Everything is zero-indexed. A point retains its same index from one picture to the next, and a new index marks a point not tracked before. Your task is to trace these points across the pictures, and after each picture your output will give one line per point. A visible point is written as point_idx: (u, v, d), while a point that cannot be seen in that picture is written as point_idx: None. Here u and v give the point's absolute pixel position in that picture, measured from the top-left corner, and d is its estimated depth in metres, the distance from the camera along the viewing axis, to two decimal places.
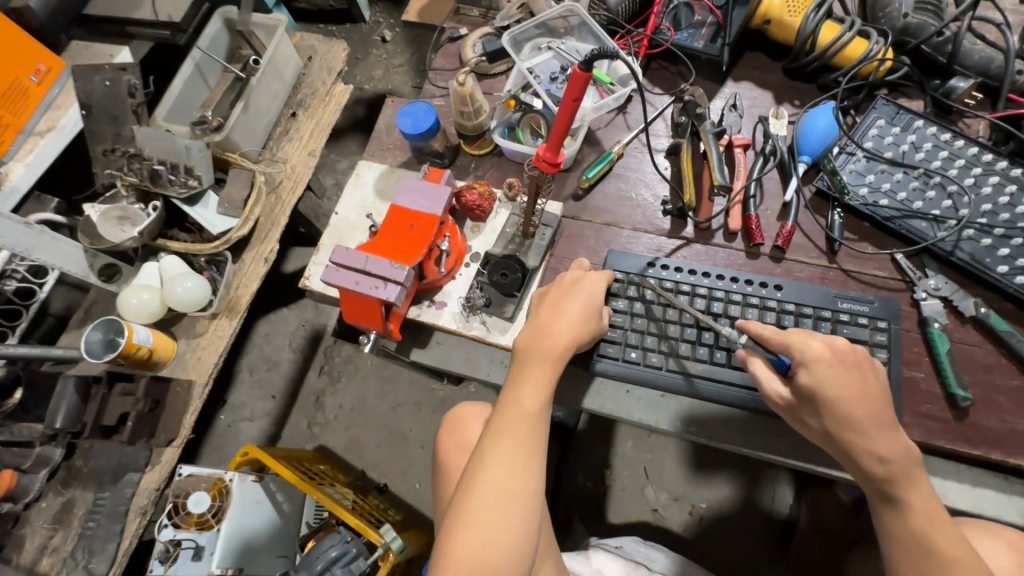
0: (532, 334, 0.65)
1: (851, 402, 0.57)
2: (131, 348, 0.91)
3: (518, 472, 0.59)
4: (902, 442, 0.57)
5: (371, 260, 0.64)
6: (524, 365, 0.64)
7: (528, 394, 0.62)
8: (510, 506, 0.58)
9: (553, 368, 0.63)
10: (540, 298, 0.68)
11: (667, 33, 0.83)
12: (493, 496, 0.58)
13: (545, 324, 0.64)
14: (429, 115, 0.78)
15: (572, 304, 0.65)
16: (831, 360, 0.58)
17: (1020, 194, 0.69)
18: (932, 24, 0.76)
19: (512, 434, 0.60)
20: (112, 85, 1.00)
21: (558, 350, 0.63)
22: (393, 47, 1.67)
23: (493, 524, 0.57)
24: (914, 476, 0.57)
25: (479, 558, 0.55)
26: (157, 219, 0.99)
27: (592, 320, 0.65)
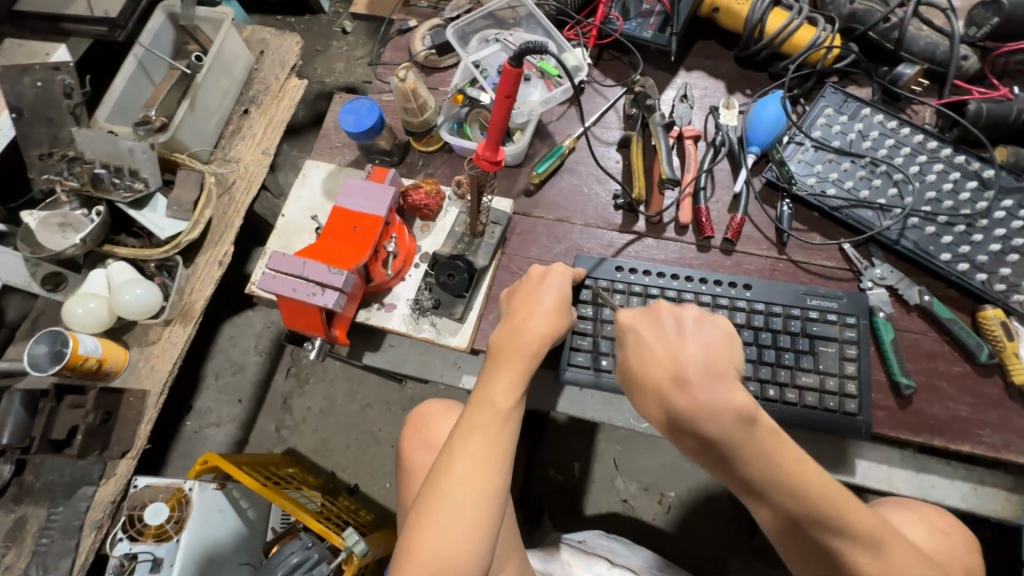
0: (505, 332, 0.62)
1: (652, 367, 0.53)
2: (77, 359, 0.89)
3: (482, 474, 0.55)
4: (728, 407, 0.50)
5: (308, 266, 0.61)
6: (498, 363, 0.60)
7: (501, 393, 0.59)
8: (476, 506, 0.54)
9: (528, 367, 0.60)
10: (512, 295, 0.66)
11: (616, 23, 0.82)
12: (461, 497, 0.54)
13: (518, 322, 0.62)
14: (373, 112, 0.76)
15: (544, 298, 0.63)
16: (635, 327, 0.56)
17: (963, 181, 0.69)
18: (878, 10, 0.75)
19: (478, 436, 0.57)
20: (45, 85, 0.96)
21: (532, 349, 0.60)
22: (354, 38, 1.63)
23: (457, 525, 0.54)
24: (749, 442, 0.49)
25: (440, 560, 0.53)
26: (101, 224, 0.96)
27: (565, 311, 0.64)
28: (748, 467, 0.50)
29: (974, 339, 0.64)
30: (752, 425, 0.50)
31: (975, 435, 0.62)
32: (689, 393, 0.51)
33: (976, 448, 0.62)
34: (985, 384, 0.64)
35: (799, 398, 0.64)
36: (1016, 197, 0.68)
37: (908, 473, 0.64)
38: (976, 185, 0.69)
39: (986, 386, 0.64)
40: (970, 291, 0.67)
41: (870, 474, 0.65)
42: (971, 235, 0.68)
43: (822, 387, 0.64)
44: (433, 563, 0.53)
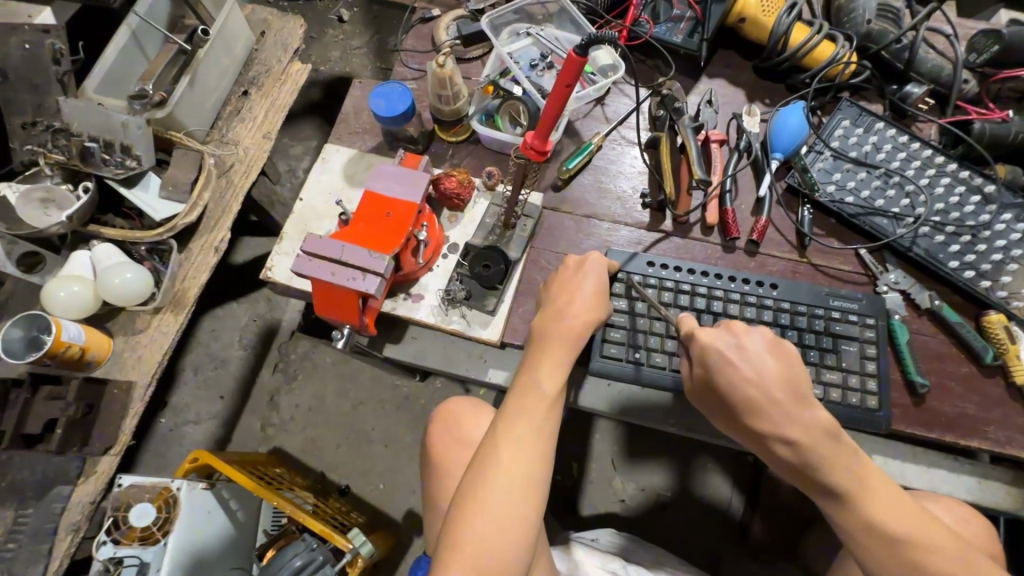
0: (547, 317, 0.61)
1: (742, 382, 0.57)
2: (59, 346, 0.81)
3: (530, 458, 0.54)
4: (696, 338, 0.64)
5: (347, 249, 0.59)
6: (542, 347, 0.60)
7: (546, 377, 0.58)
8: (523, 491, 0.53)
9: (573, 352, 0.59)
10: (550, 282, 0.65)
11: (646, 26, 0.83)
12: (509, 482, 0.53)
13: (560, 307, 0.61)
14: (405, 98, 0.74)
15: (584, 283, 0.62)
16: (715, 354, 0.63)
17: (968, 195, 0.74)
18: (891, 32, 0.80)
19: (525, 418, 0.56)
20: (32, 49, 0.89)
21: (575, 334, 0.60)
22: (351, 27, 1.59)
23: (504, 510, 0.52)
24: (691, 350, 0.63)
25: (487, 547, 0.51)
26: (89, 202, 0.89)
27: (604, 299, 0.62)
28: (829, 474, 0.55)
29: (980, 342, 0.69)
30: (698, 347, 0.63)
31: (981, 431, 0.66)
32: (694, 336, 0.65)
33: (982, 444, 0.66)
34: (988, 383, 0.68)
35: (824, 394, 0.67)
36: (1014, 211, 0.73)
37: (918, 468, 0.68)
38: (979, 199, 0.74)
39: (989, 386, 0.68)
40: (974, 297, 0.71)
41: (885, 468, 0.68)
42: (975, 245, 0.72)
43: (845, 384, 0.67)
44: (479, 551, 0.51)
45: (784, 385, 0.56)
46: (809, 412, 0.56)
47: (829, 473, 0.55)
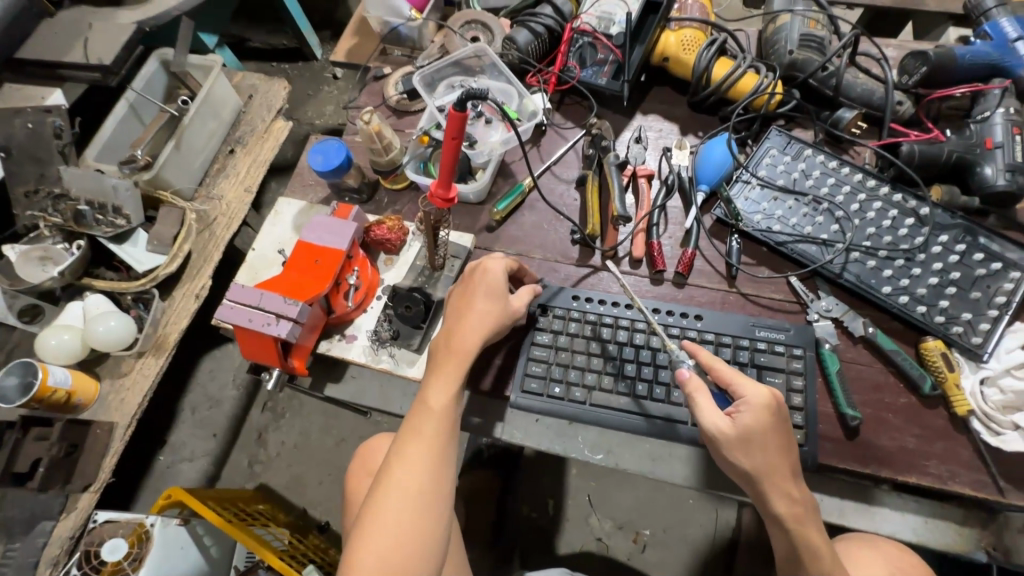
0: (446, 334, 0.64)
1: (775, 463, 0.56)
2: (46, 391, 0.89)
3: (425, 475, 0.57)
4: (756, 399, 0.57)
5: (264, 297, 0.63)
6: (435, 365, 0.62)
7: (437, 393, 0.60)
8: (419, 505, 0.56)
9: (464, 366, 0.62)
10: (455, 292, 0.67)
11: (573, 71, 0.86)
12: (408, 496, 0.56)
13: (458, 322, 0.64)
14: (340, 152, 0.79)
15: (481, 302, 0.64)
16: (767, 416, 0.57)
17: (902, 218, 0.72)
18: (816, 59, 0.80)
19: (421, 434, 0.59)
20: (35, 127, 1.01)
21: (468, 350, 0.62)
22: (344, 83, 1.71)
23: (404, 526, 0.55)
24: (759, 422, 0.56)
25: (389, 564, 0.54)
26: (81, 258, 0.99)
27: (502, 316, 0.64)
28: (815, 537, 0.56)
29: (917, 370, 0.65)
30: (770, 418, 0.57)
31: (921, 467, 0.62)
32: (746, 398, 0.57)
33: (923, 480, 0.62)
34: (931, 415, 0.65)
35: None
36: (951, 233, 0.71)
37: (859, 506, 0.64)
38: (913, 222, 0.72)
39: (931, 418, 0.65)
40: (911, 323, 0.68)
41: (821, 506, 0.64)
42: (910, 269, 0.70)
43: None
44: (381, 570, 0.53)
45: (793, 453, 0.57)
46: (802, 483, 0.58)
47: (812, 534, 0.56)
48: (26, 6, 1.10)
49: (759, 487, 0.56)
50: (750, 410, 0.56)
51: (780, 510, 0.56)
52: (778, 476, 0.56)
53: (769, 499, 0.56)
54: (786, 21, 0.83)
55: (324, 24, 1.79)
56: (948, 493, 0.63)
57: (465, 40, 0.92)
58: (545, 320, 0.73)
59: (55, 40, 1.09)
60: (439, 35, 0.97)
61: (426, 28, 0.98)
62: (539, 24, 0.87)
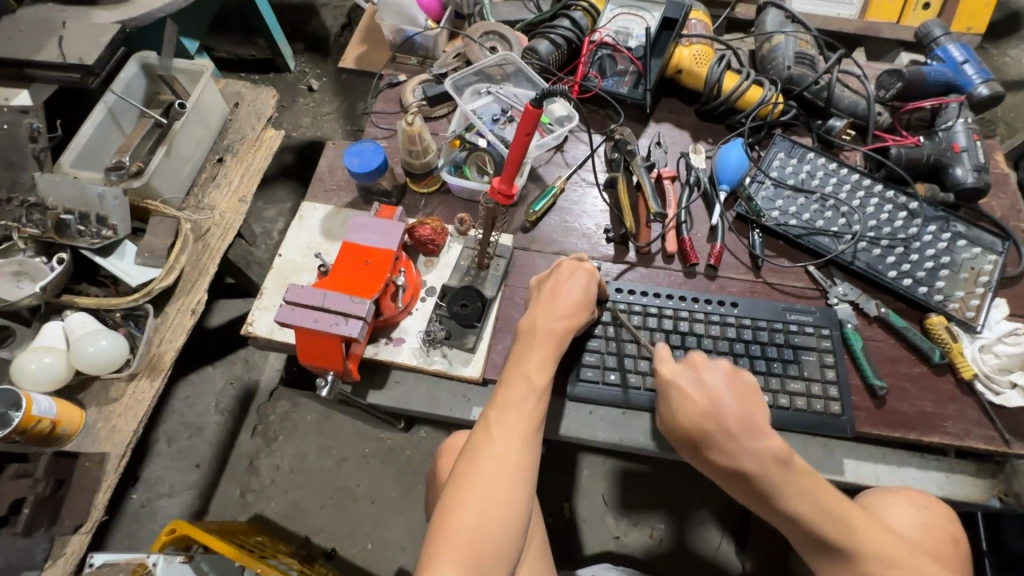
0: (540, 312, 0.70)
1: (693, 429, 0.61)
2: (29, 421, 0.79)
3: (516, 448, 0.61)
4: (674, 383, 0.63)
5: (329, 297, 0.61)
6: (530, 344, 0.67)
7: (535, 367, 0.66)
8: (515, 476, 0.59)
9: (557, 346, 0.68)
10: (543, 282, 0.73)
11: (595, 80, 0.91)
12: (501, 463, 0.59)
13: (549, 303, 0.70)
14: (377, 154, 0.78)
15: (569, 291, 0.71)
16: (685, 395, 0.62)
17: (896, 212, 0.82)
18: (809, 75, 0.90)
19: (514, 411, 0.63)
20: (10, 129, 0.91)
21: (559, 331, 0.68)
22: (321, 95, 1.67)
23: (494, 494, 0.58)
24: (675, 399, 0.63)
25: (481, 524, 0.56)
26: (63, 272, 0.90)
27: (587, 306, 0.71)
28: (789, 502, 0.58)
29: (927, 343, 0.74)
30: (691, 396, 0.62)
31: (940, 427, 0.70)
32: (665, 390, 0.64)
33: (943, 439, 0.70)
34: (941, 381, 0.73)
35: (791, 403, 0.71)
36: (936, 223, 0.81)
37: (890, 469, 0.71)
38: (906, 215, 0.82)
39: (942, 383, 0.73)
40: (915, 302, 0.77)
41: (859, 471, 0.70)
42: (908, 256, 0.79)
43: (809, 392, 0.71)
44: (474, 529, 0.56)
45: (739, 420, 0.60)
46: (760, 443, 0.58)
47: (791, 503, 0.58)
48: None
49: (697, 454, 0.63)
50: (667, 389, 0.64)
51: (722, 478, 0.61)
52: (708, 434, 0.60)
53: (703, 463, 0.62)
54: (781, 41, 0.93)
55: (296, 36, 1.75)
56: (963, 449, 0.71)
57: (485, 50, 0.95)
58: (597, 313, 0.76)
59: (23, 39, 1.00)
60: (453, 45, 0.99)
61: (440, 38, 0.99)
62: (559, 36, 0.92)
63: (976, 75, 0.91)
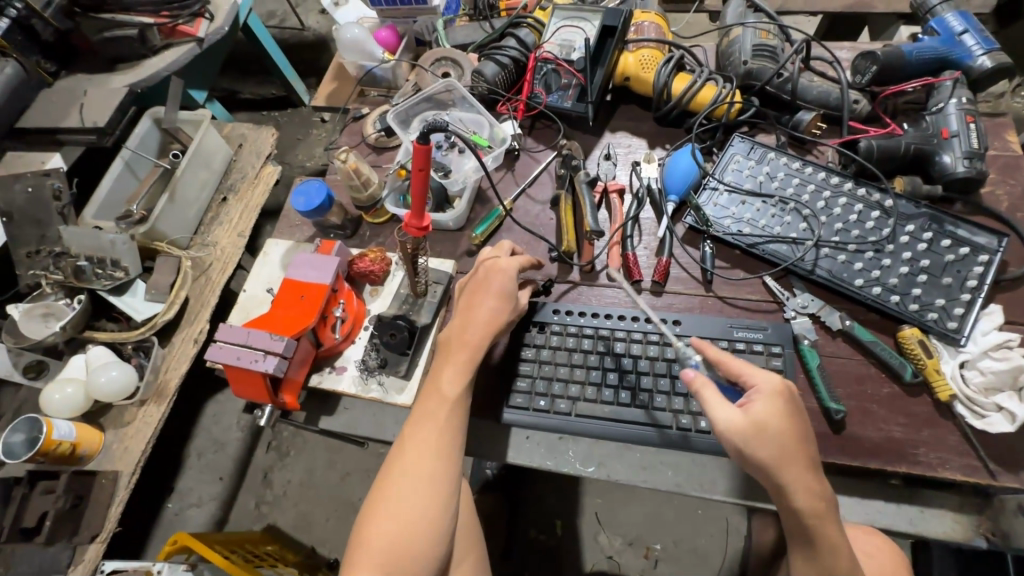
0: (458, 325, 0.68)
1: (789, 458, 0.53)
2: (50, 444, 0.91)
3: (431, 463, 0.60)
4: (775, 384, 0.57)
5: (251, 334, 0.66)
6: (446, 355, 0.66)
7: (448, 383, 0.64)
8: (431, 487, 0.60)
9: (472, 357, 0.65)
10: (465, 287, 0.71)
11: (540, 97, 0.90)
12: (414, 481, 0.60)
13: (466, 314, 0.68)
14: (321, 192, 0.82)
15: (486, 299, 0.68)
16: (776, 394, 0.56)
17: (867, 211, 0.74)
18: (770, 67, 0.83)
19: (431, 424, 0.62)
20: (36, 190, 1.04)
21: (475, 342, 0.66)
22: (332, 126, 1.78)
23: (408, 507, 0.59)
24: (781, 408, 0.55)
25: (393, 538, 0.57)
26: (81, 311, 1.02)
27: (507, 308, 0.68)
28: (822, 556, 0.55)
29: (897, 360, 0.66)
30: (794, 411, 0.55)
31: (911, 456, 0.62)
32: (767, 397, 0.55)
33: (913, 469, 0.62)
34: (915, 403, 0.65)
35: None
36: (916, 222, 0.72)
37: (854, 501, 0.64)
38: (879, 214, 0.73)
39: (915, 406, 0.65)
40: (887, 313, 0.69)
41: None
42: (880, 260, 0.71)
43: None
44: (391, 543, 0.57)
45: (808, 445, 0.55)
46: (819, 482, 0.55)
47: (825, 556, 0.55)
48: (25, 78, 1.16)
49: (774, 483, 0.54)
50: (761, 401, 0.55)
51: (798, 502, 0.54)
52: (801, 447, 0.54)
53: (789, 492, 0.54)
54: (739, 34, 0.87)
55: (310, 73, 1.87)
56: (942, 480, 0.63)
57: (436, 76, 0.97)
58: (531, 335, 0.75)
59: (53, 109, 1.15)
60: (412, 73, 1.02)
61: (400, 69, 1.02)
62: (505, 56, 0.92)
63: (976, 46, 0.79)
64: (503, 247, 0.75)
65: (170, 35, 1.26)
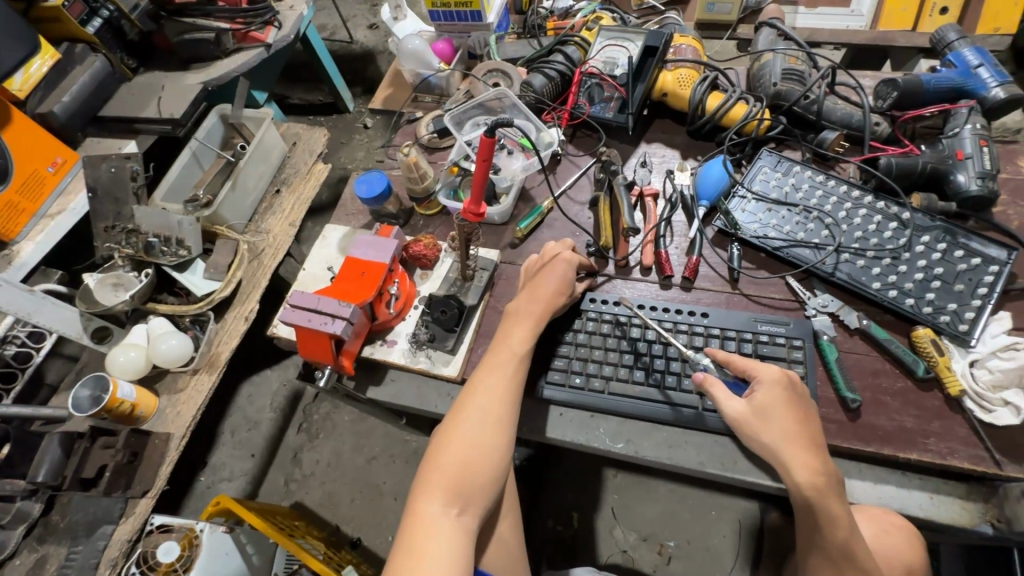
0: (527, 296, 0.75)
1: (791, 442, 0.61)
2: (115, 402, 0.98)
3: (500, 405, 0.67)
4: (780, 378, 0.64)
5: (322, 300, 0.74)
6: (514, 320, 0.73)
7: (517, 340, 0.71)
8: (497, 426, 0.65)
9: (538, 323, 0.72)
10: (532, 269, 0.79)
11: (583, 107, 0.99)
12: (481, 419, 0.66)
13: (537, 285, 0.75)
14: (382, 182, 0.91)
15: (551, 278, 0.75)
16: (782, 386, 0.64)
17: (886, 222, 0.80)
18: (797, 89, 0.91)
19: (499, 373, 0.69)
20: (117, 171, 1.14)
21: (538, 312, 0.73)
22: (373, 131, 1.88)
23: (477, 441, 0.64)
24: (783, 398, 0.63)
25: (462, 467, 0.63)
26: (147, 284, 1.11)
27: (566, 290, 0.75)
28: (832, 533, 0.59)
29: (910, 357, 0.71)
30: (793, 401, 0.63)
31: (921, 444, 0.67)
32: (770, 388, 0.64)
33: (923, 456, 0.67)
34: (926, 397, 0.70)
35: None
36: (932, 233, 0.78)
37: (866, 485, 0.68)
38: (896, 225, 0.79)
39: (927, 399, 0.70)
40: (902, 314, 0.75)
41: None
42: (896, 267, 0.77)
43: None
44: (455, 472, 0.62)
45: (812, 431, 0.62)
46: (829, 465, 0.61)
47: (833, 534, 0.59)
48: (110, 73, 1.26)
49: (780, 463, 0.61)
50: (763, 387, 0.64)
51: (803, 482, 0.59)
52: (802, 432, 0.61)
53: (788, 471, 0.60)
54: (769, 59, 0.95)
55: (355, 82, 1.99)
56: (950, 469, 0.68)
57: (488, 86, 1.06)
58: (568, 320, 0.80)
59: (133, 101, 1.26)
60: (464, 82, 1.11)
61: (453, 78, 1.12)
62: (552, 69, 1.00)
63: (991, 78, 0.86)
64: (567, 242, 0.82)
65: (242, 40, 1.38)
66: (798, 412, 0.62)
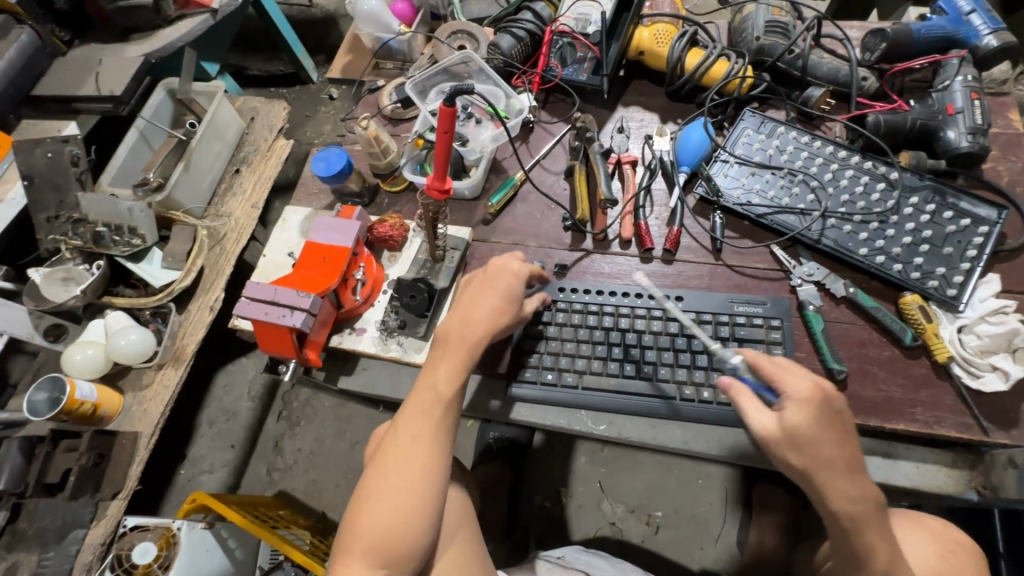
0: (454, 321, 0.69)
1: (826, 467, 0.53)
2: (74, 404, 0.93)
3: (422, 453, 0.63)
4: (813, 390, 0.55)
5: (279, 291, 0.69)
6: (442, 352, 0.67)
7: (443, 377, 0.66)
8: (422, 477, 0.62)
9: (469, 356, 0.67)
10: (470, 281, 0.72)
11: (555, 70, 0.92)
12: (406, 471, 0.63)
13: (467, 311, 0.68)
14: (341, 158, 0.84)
15: (487, 297, 0.68)
16: (815, 401, 0.55)
17: (873, 183, 0.76)
18: (782, 44, 0.85)
19: (424, 417, 0.65)
20: (54, 156, 1.05)
21: (490, 310, 0.69)
22: (340, 103, 1.78)
23: (400, 497, 0.62)
24: (823, 417, 0.54)
25: (387, 525, 0.61)
26: (100, 277, 1.04)
27: (507, 309, 0.69)
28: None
29: (897, 324, 0.69)
30: (833, 419, 0.54)
31: (907, 414, 0.66)
32: (807, 406, 0.54)
33: (910, 426, 0.65)
34: (913, 365, 0.68)
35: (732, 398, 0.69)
36: (920, 194, 0.75)
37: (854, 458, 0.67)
38: (884, 186, 0.76)
39: (914, 367, 0.68)
40: (889, 280, 0.72)
41: None
42: (884, 231, 0.74)
43: None
44: (379, 533, 0.60)
45: (851, 450, 0.54)
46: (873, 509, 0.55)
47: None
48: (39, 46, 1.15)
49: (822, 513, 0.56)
50: (794, 406, 0.55)
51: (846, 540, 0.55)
52: (835, 453, 0.54)
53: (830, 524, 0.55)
54: (752, 11, 0.89)
55: (318, 49, 1.87)
56: (937, 437, 0.66)
57: (453, 50, 0.98)
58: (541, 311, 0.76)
59: (68, 77, 1.15)
60: (428, 47, 1.03)
61: (416, 42, 1.04)
62: (521, 29, 0.93)
63: (983, 26, 0.82)
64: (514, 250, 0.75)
65: (184, 6, 1.26)
66: (836, 430, 0.54)
